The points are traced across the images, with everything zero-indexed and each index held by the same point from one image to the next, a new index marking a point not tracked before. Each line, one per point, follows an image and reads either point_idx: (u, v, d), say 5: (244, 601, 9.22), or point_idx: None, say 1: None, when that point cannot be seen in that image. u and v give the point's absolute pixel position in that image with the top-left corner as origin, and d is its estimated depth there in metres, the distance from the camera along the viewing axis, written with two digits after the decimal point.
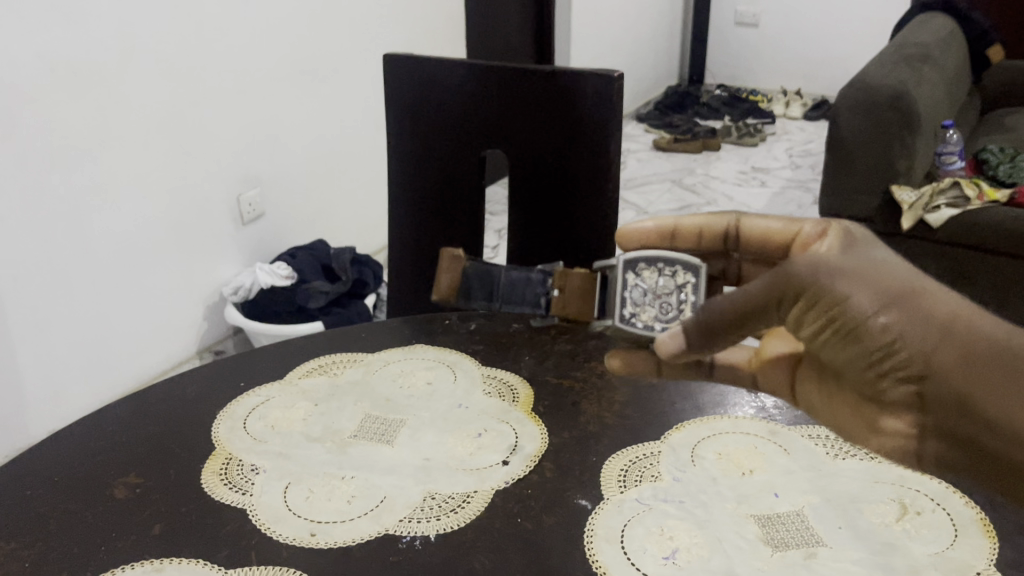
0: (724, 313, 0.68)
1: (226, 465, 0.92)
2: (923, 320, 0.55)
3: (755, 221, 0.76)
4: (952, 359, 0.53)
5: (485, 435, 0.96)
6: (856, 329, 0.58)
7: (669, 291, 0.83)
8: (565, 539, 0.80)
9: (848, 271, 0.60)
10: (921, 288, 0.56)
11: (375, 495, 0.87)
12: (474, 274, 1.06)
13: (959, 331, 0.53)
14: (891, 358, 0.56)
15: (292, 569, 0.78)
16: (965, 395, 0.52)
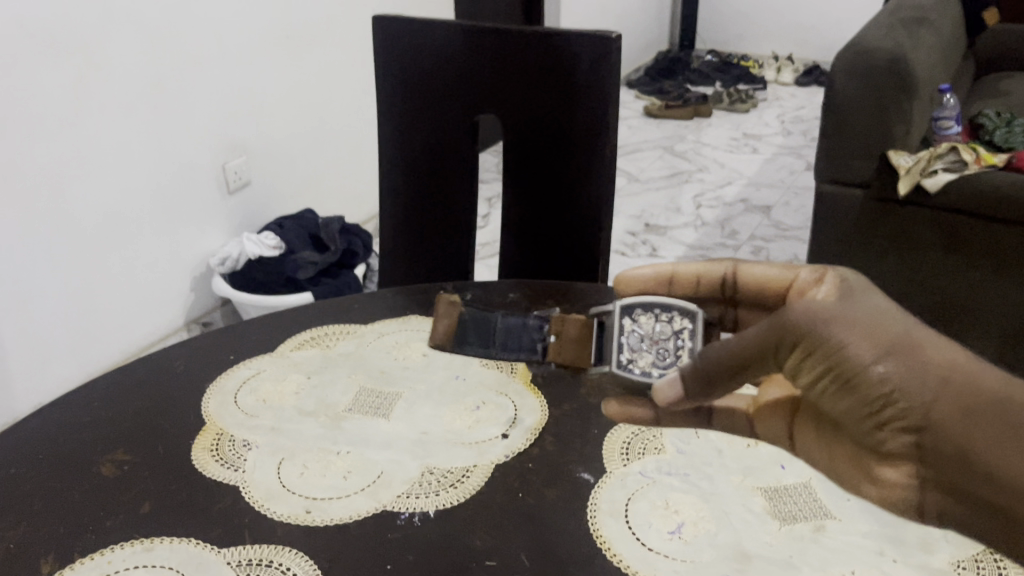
0: (732, 359, 0.69)
1: (216, 442, 0.89)
2: (924, 376, 0.62)
3: (750, 272, 0.79)
4: (945, 408, 0.61)
5: (483, 408, 0.94)
6: (852, 376, 0.65)
7: (666, 337, 0.81)
8: (568, 514, 0.78)
9: (848, 324, 0.65)
10: (920, 342, 0.63)
11: (371, 471, 0.85)
12: (471, 320, 0.97)
13: (954, 386, 0.61)
14: (887, 406, 0.63)
15: (287, 547, 0.76)
16: (957, 444, 0.60)
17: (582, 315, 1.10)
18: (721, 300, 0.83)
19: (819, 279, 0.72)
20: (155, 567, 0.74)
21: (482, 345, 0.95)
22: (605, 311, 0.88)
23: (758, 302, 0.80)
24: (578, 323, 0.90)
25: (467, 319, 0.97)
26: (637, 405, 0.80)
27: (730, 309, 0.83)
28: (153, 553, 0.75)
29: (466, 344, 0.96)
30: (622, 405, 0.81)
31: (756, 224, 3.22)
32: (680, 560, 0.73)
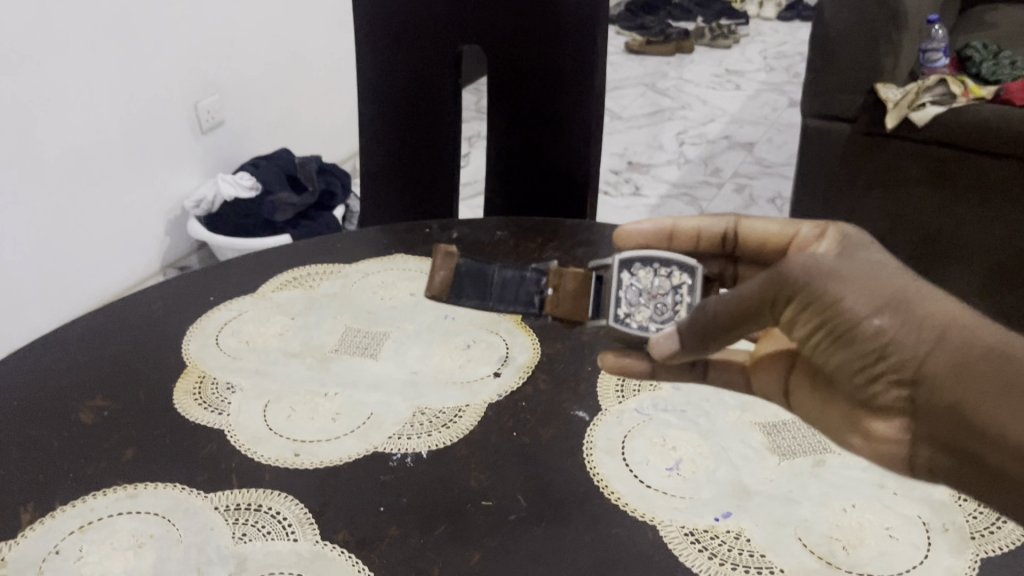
0: (727, 312, 0.63)
1: (199, 385, 0.86)
2: (920, 331, 0.58)
3: (753, 227, 0.79)
4: (941, 363, 0.58)
5: (473, 347, 0.92)
6: (847, 331, 0.61)
7: (665, 291, 0.74)
8: (564, 453, 0.77)
9: (844, 277, 0.61)
10: (918, 295, 0.59)
11: (361, 412, 0.83)
12: (467, 270, 0.80)
13: (949, 341, 0.57)
14: (881, 360, 0.61)
15: (275, 491, 0.74)
16: (950, 399, 0.58)
17: (573, 252, 1.08)
18: (722, 256, 0.83)
19: (819, 234, 0.73)
20: (140, 514, 0.71)
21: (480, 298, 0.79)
22: (604, 265, 0.79)
23: (757, 258, 0.81)
24: (580, 275, 0.79)
25: (462, 269, 0.80)
26: (629, 357, 0.76)
27: (729, 265, 0.83)
28: (138, 499, 0.73)
29: (463, 297, 0.79)
30: (616, 356, 0.76)
31: (740, 161, 3.19)
32: (680, 497, 0.72)
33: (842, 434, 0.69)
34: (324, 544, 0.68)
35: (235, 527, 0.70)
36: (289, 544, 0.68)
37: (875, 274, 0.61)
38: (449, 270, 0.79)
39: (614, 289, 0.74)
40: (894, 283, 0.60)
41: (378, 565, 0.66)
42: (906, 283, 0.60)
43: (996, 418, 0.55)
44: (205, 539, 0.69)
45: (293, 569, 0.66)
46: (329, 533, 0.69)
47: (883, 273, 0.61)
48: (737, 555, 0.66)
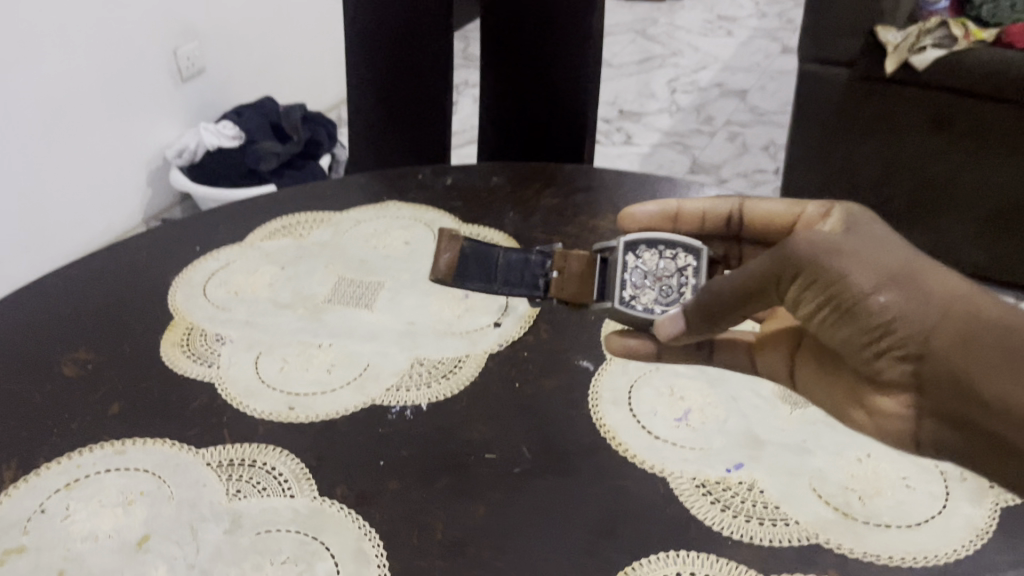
0: (732, 293, 0.61)
1: (187, 337, 0.83)
2: (924, 303, 0.54)
3: (757, 207, 0.73)
4: (947, 335, 0.54)
5: (472, 296, 0.88)
6: (852, 308, 0.56)
7: (670, 274, 0.74)
8: (569, 403, 0.74)
9: (850, 254, 0.56)
10: (923, 268, 0.55)
11: (357, 364, 0.79)
12: (473, 252, 0.79)
13: (953, 312, 0.54)
14: (885, 336, 0.56)
15: (271, 445, 0.71)
16: (955, 372, 0.54)
17: (572, 198, 1.04)
18: (726, 237, 0.77)
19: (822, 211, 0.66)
20: (129, 470, 0.68)
21: (486, 281, 0.78)
22: (609, 248, 0.77)
23: (763, 239, 0.75)
24: (585, 257, 0.77)
25: (467, 253, 0.79)
26: (635, 338, 0.72)
27: (734, 244, 0.77)
28: (127, 456, 0.70)
29: (470, 281, 0.78)
30: (620, 338, 0.72)
31: (732, 109, 3.14)
32: (690, 448, 0.70)
33: (843, 413, 0.65)
34: (322, 500, 0.66)
35: (229, 483, 0.67)
36: (285, 500, 0.66)
37: (880, 249, 0.57)
38: (454, 252, 0.78)
39: (620, 271, 0.74)
40: (899, 257, 0.56)
41: (380, 519, 0.64)
42: (911, 257, 0.56)
43: (1003, 390, 0.52)
44: (198, 496, 0.66)
45: (290, 526, 0.64)
46: (328, 488, 0.67)
47: (889, 248, 0.57)
48: (750, 507, 0.64)
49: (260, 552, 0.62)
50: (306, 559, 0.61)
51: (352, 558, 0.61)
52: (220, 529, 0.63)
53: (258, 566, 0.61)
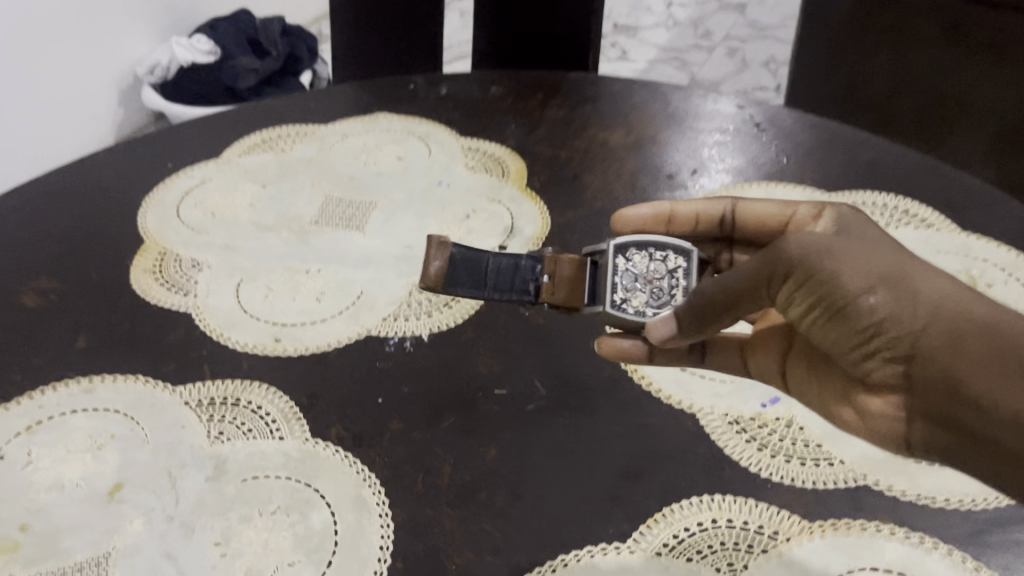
0: (721, 294, 0.52)
1: (160, 264, 0.75)
2: (913, 302, 0.47)
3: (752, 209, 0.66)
4: (939, 335, 0.46)
5: (474, 219, 0.80)
6: (841, 309, 0.48)
7: (660, 276, 0.62)
8: (585, 334, 0.67)
9: (840, 251, 0.48)
10: (912, 266, 0.48)
11: (351, 291, 0.72)
12: (466, 258, 0.64)
13: (944, 311, 0.46)
14: (875, 335, 0.49)
15: (257, 381, 0.64)
16: (945, 372, 0.46)
17: (579, 108, 0.95)
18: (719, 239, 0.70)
19: (815, 211, 0.62)
20: (99, 411, 0.61)
21: (476, 287, 0.64)
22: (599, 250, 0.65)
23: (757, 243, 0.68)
24: (574, 261, 0.64)
25: (457, 257, 0.64)
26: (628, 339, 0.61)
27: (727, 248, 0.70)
28: (95, 395, 0.63)
29: (460, 288, 0.63)
30: (613, 338, 0.61)
31: (732, 22, 3.00)
32: (720, 381, 0.63)
33: (827, 409, 0.57)
34: (315, 442, 0.59)
35: (211, 425, 0.60)
36: (274, 443, 0.59)
37: (870, 247, 0.49)
38: (445, 259, 0.63)
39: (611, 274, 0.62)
40: (890, 256, 0.48)
41: (381, 462, 0.58)
42: (900, 256, 0.49)
43: (996, 394, 0.45)
44: (177, 439, 0.59)
45: (280, 471, 0.57)
46: (321, 429, 0.60)
47: (878, 247, 0.49)
48: (790, 445, 0.58)
49: (247, 502, 0.55)
50: (300, 508, 0.55)
51: (351, 507, 0.55)
52: (202, 477, 0.57)
53: (246, 517, 0.54)
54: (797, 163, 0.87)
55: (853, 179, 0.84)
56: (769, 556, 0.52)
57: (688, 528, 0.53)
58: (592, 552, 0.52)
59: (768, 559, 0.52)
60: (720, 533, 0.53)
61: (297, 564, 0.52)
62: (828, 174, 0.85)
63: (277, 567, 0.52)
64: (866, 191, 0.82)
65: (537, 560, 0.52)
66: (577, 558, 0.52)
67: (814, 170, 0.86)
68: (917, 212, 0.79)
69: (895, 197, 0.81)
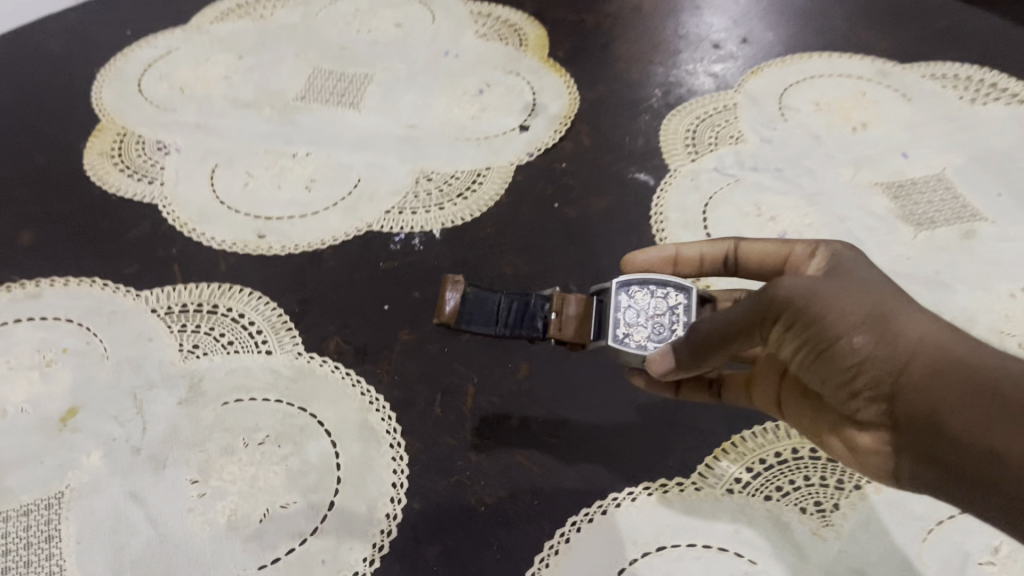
0: (711, 331, 0.39)
1: (119, 146, 0.63)
2: (896, 338, 0.33)
3: (753, 249, 0.46)
4: (922, 372, 0.32)
5: (488, 93, 0.67)
6: (821, 351, 0.35)
7: (665, 313, 0.45)
8: (626, 232, 0.57)
9: (821, 287, 0.35)
10: (900, 300, 0.34)
11: (346, 177, 0.60)
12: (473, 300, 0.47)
13: (932, 348, 0.32)
14: (856, 378, 0.35)
15: (237, 287, 0.53)
16: (929, 411, 0.32)
17: None
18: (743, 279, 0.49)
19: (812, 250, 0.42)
20: (47, 321, 0.51)
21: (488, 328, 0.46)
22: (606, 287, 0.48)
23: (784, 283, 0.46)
24: (581, 297, 0.47)
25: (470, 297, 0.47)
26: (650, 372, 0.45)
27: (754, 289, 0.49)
28: (42, 301, 0.52)
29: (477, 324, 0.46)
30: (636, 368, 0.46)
31: None
32: None
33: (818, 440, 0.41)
34: (309, 358, 0.49)
35: (183, 337, 0.50)
36: (259, 358, 0.49)
37: (856, 285, 0.36)
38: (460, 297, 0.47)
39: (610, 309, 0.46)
40: (879, 290, 0.35)
41: (390, 382, 0.48)
42: (889, 295, 0.35)
43: (996, 439, 0.30)
44: (142, 354, 0.49)
45: (268, 393, 0.47)
46: (316, 342, 0.50)
47: (869, 281, 0.36)
48: None
49: (228, 430, 0.46)
50: (294, 438, 0.45)
51: (356, 436, 0.46)
52: (173, 400, 0.47)
53: (228, 450, 0.45)
54: (861, 30, 0.74)
55: (928, 48, 0.72)
56: (864, 494, 0.43)
57: (764, 461, 0.44)
58: (650, 491, 0.43)
59: (863, 497, 0.43)
60: (804, 466, 0.44)
61: (293, 506, 0.43)
62: (898, 41, 0.73)
63: (268, 510, 0.43)
64: (944, 62, 0.70)
65: (583, 500, 0.43)
66: (632, 498, 0.43)
67: (882, 37, 0.73)
68: (1007, 85, 0.67)
69: (979, 68, 0.69)
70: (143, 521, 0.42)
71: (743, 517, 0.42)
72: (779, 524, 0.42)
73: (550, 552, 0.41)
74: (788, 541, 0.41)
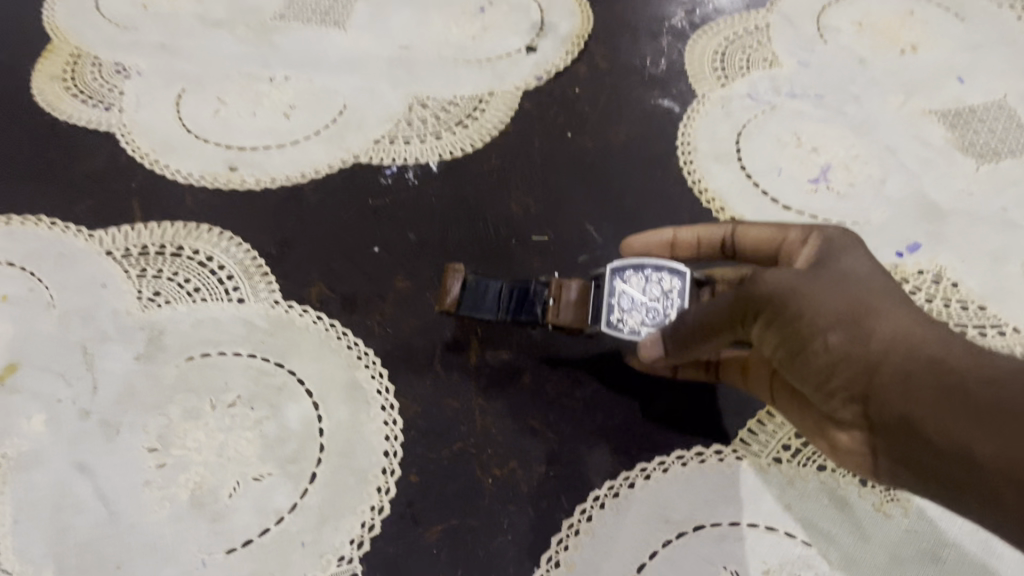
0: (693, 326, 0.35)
1: (73, 68, 0.54)
2: (871, 334, 0.29)
3: (752, 233, 0.39)
4: (900, 371, 0.28)
5: (492, 12, 0.57)
6: (796, 349, 0.31)
7: (658, 299, 0.39)
8: (649, 166, 0.51)
9: (798, 280, 0.31)
10: (883, 296, 0.30)
11: (329, 103, 0.53)
12: (472, 290, 0.41)
13: (907, 344, 0.28)
14: (834, 378, 0.30)
15: (203, 227, 0.46)
16: (905, 412, 0.27)
17: None
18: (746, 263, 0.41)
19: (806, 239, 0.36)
20: None
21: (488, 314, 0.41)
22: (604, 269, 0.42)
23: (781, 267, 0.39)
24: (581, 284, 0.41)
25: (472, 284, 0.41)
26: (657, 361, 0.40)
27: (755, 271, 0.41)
28: None
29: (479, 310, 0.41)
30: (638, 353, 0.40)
31: None
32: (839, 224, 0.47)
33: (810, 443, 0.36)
34: (287, 307, 0.43)
35: (142, 284, 0.43)
36: (229, 308, 0.42)
37: (842, 278, 0.31)
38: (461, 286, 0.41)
39: (603, 295, 0.40)
40: (864, 284, 0.31)
41: (382, 334, 0.42)
42: (874, 292, 0.31)
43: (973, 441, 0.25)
44: (94, 304, 0.43)
45: (239, 347, 0.41)
46: (295, 289, 0.44)
47: (854, 271, 0.32)
48: (943, 308, 0.44)
49: (194, 390, 0.40)
50: (269, 400, 0.39)
51: (342, 398, 0.39)
52: (129, 356, 0.41)
53: (193, 413, 0.39)
54: None
55: None
56: None
57: None
58: (685, 460, 0.37)
59: None
60: None
61: (268, 478, 0.37)
62: None
63: (239, 483, 0.37)
64: None
65: (606, 470, 0.37)
66: (663, 468, 0.37)
67: None
68: None
69: None
70: (91, 496, 0.37)
71: (794, 492, 0.36)
72: (836, 500, 0.36)
73: (570, 532, 0.36)
74: (847, 519, 0.36)
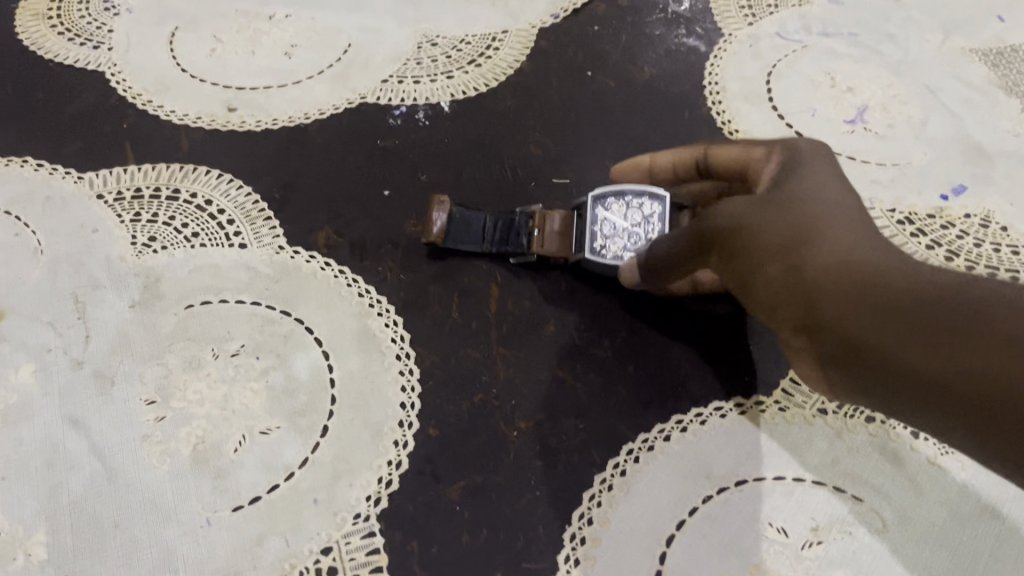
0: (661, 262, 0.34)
1: (58, 3, 0.51)
2: (814, 260, 0.27)
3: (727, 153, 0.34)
4: (849, 298, 0.26)
5: None
6: (747, 281, 0.30)
7: (639, 224, 0.38)
8: (674, 107, 0.48)
9: (748, 210, 0.30)
10: (833, 216, 0.28)
11: (331, 40, 0.49)
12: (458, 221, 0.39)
13: (852, 271, 0.26)
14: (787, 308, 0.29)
15: (201, 170, 0.43)
16: (849, 337, 0.26)
17: None
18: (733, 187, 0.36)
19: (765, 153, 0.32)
20: None
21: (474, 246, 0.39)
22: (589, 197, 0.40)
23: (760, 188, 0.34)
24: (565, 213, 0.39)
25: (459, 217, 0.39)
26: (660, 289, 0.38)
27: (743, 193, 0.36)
28: None
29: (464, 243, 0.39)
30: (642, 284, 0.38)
31: None
32: (878, 166, 0.45)
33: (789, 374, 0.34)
34: (293, 253, 0.40)
35: (136, 229, 0.40)
36: (230, 253, 0.40)
37: (794, 201, 0.29)
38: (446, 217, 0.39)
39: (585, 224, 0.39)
40: (814, 204, 0.29)
41: (395, 281, 0.39)
42: (826, 213, 0.28)
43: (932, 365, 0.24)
44: (84, 249, 0.40)
45: (242, 295, 0.38)
46: (300, 235, 0.41)
47: (805, 189, 0.29)
48: (993, 252, 0.42)
49: (193, 339, 0.37)
50: (275, 350, 0.37)
51: (354, 347, 0.37)
52: (123, 304, 0.38)
53: (194, 363, 0.36)
54: None
55: None
56: None
57: None
58: (724, 412, 0.35)
59: None
60: None
61: (276, 432, 0.34)
62: None
63: (245, 437, 0.34)
64: None
65: (639, 423, 0.35)
66: (701, 420, 0.35)
67: None
68: None
69: None
70: (85, 452, 0.34)
71: (841, 445, 0.34)
72: (887, 454, 0.33)
73: (603, 488, 0.33)
74: (900, 473, 0.33)
